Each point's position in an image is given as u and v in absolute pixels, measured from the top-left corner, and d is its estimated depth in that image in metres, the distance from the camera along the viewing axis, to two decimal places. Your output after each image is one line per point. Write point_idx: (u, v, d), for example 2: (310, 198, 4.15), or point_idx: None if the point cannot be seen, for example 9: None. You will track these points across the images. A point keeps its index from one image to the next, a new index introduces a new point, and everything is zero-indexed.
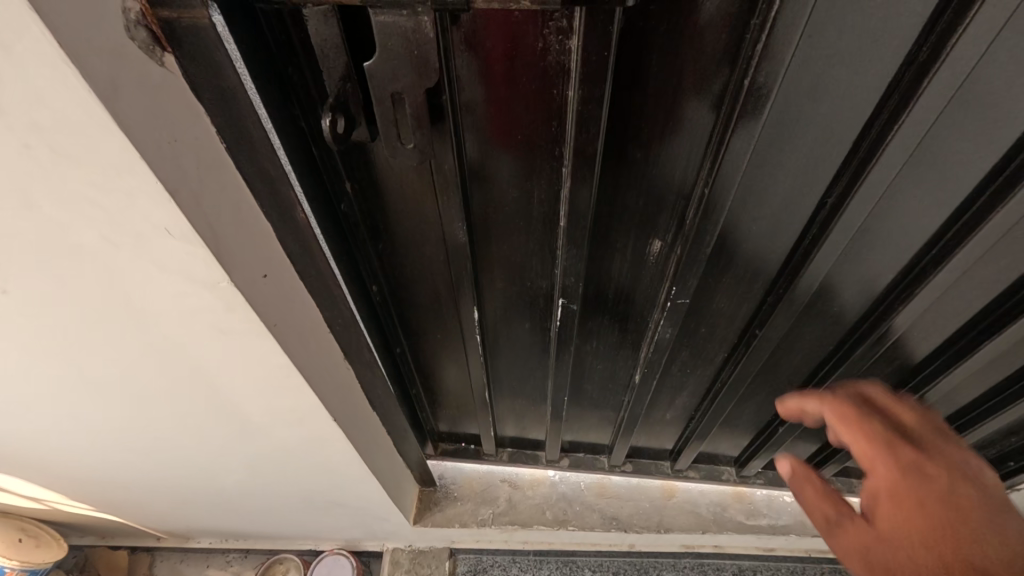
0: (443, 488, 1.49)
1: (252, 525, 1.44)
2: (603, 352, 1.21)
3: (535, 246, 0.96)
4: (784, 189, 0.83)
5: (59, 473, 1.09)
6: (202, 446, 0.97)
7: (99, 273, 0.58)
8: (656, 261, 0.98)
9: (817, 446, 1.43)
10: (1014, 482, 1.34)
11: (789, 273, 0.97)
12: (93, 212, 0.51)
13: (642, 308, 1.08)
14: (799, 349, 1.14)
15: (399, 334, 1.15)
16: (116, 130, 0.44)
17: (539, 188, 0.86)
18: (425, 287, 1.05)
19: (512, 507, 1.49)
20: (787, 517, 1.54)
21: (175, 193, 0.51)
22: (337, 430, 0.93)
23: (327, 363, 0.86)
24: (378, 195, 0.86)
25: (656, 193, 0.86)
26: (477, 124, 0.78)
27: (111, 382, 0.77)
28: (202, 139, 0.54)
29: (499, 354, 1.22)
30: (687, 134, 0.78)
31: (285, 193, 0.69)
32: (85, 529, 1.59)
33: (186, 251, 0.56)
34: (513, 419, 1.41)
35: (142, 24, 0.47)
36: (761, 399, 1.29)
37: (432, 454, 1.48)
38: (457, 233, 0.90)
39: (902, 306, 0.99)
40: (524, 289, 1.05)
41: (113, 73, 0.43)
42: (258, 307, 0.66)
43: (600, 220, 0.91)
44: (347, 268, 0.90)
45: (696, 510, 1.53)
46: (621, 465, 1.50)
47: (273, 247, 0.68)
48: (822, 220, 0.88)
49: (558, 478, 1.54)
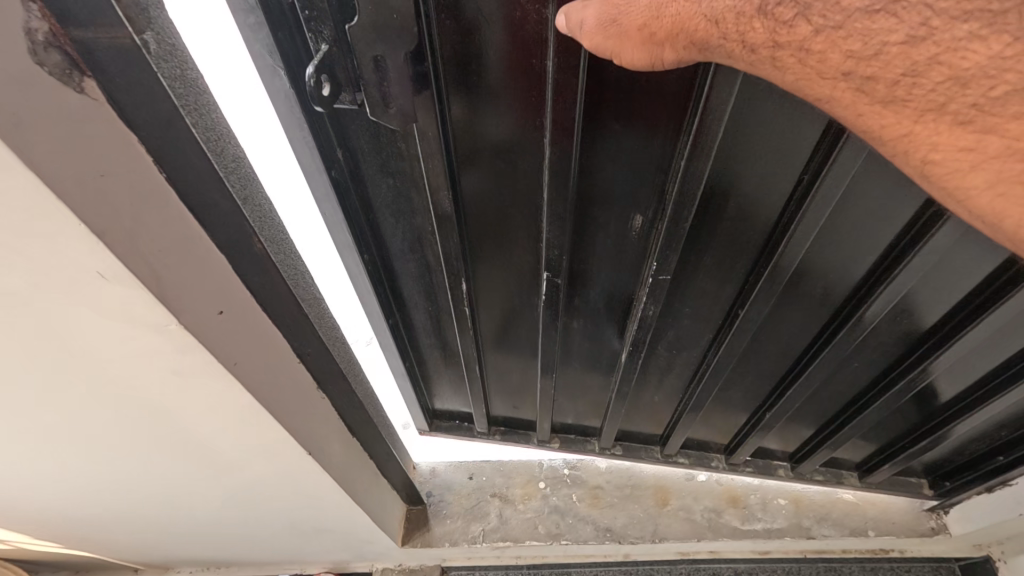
0: (432, 506, 1.38)
1: (233, 553, 1.37)
2: (584, 333, 1.12)
3: (523, 220, 0.87)
4: (760, 168, 0.75)
5: (17, 515, 1.01)
6: (166, 478, 0.89)
7: (30, 325, 0.51)
8: (640, 237, 0.88)
9: (810, 434, 1.35)
10: (1006, 478, 1.33)
11: (776, 246, 0.85)
12: (14, 260, 0.44)
13: (626, 285, 0.98)
14: (783, 331, 1.05)
15: (391, 309, 1.07)
16: (25, 174, 0.37)
17: (522, 160, 0.79)
18: (415, 262, 0.98)
19: (504, 523, 1.37)
20: (782, 519, 1.46)
21: (104, 235, 0.44)
22: (308, 459, 0.85)
23: (295, 391, 0.78)
24: (362, 165, 0.81)
25: (636, 168, 0.78)
26: (463, 95, 0.72)
27: (61, 426, 0.70)
28: (136, 171, 0.47)
29: (492, 337, 1.15)
30: (662, 109, 0.70)
31: (235, 220, 0.61)
32: (59, 565, 1.52)
33: (126, 295, 0.49)
34: (504, 400, 1.33)
35: (55, 46, 0.40)
36: (748, 381, 1.19)
37: (423, 429, 1.40)
38: (442, 203, 0.81)
39: (880, 288, 0.89)
40: (512, 267, 0.97)
41: (17, 109, 0.37)
42: (216, 348, 0.59)
43: (584, 196, 0.83)
44: (308, 287, 0.82)
45: (691, 517, 1.42)
46: (610, 448, 1.42)
47: (228, 278, 0.61)
48: (799, 198, 0.78)
49: (548, 488, 1.42)
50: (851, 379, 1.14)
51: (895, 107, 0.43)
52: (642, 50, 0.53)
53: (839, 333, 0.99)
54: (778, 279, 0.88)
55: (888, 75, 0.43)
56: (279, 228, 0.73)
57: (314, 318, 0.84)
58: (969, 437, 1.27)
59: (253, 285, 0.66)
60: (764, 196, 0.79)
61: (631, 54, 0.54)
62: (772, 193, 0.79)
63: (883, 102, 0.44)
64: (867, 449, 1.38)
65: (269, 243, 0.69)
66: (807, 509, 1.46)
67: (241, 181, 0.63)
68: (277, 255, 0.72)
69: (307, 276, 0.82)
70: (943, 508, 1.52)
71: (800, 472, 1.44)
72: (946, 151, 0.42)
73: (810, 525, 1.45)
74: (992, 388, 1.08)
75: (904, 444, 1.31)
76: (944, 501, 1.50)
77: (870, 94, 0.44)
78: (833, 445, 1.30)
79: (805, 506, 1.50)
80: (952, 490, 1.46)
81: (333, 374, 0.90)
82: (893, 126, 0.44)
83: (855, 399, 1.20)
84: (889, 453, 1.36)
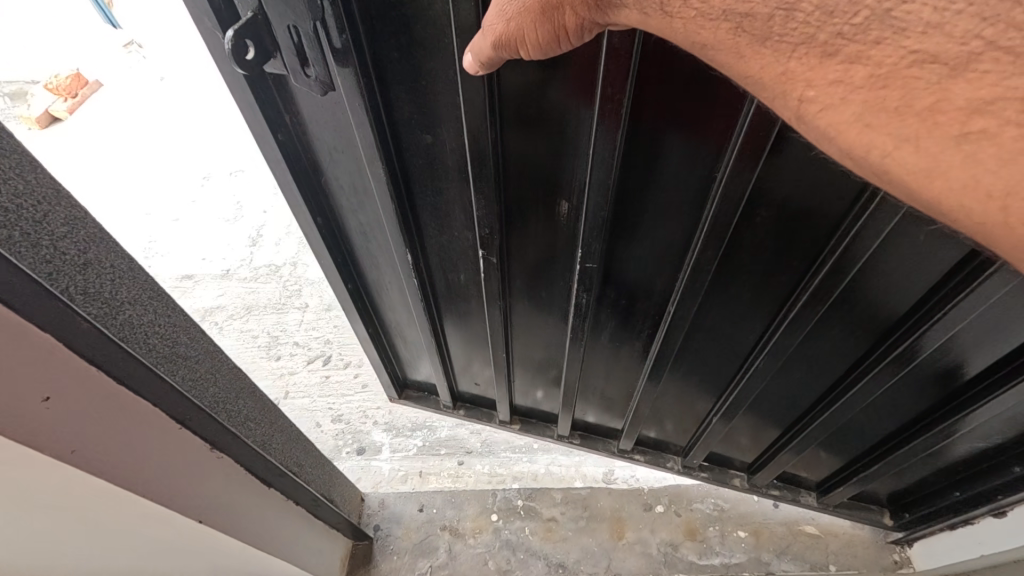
0: (379, 540, 1.27)
1: None
2: (518, 320, 0.99)
3: (460, 209, 0.78)
4: (672, 155, 0.62)
5: None
6: None
7: None
8: (568, 226, 0.76)
9: (759, 450, 1.13)
10: (969, 518, 1.10)
11: (694, 243, 0.70)
12: None
13: (562, 281, 0.86)
14: (712, 327, 0.84)
15: (353, 272, 0.98)
16: None
17: (448, 139, 0.69)
18: (363, 244, 0.90)
19: (453, 558, 1.24)
20: (740, 554, 1.27)
21: None
22: (205, 529, 0.73)
23: (183, 460, 0.67)
24: (313, 138, 0.73)
25: (554, 153, 0.68)
26: (402, 77, 0.64)
27: None
28: None
29: (449, 319, 1.05)
30: (569, 83, 0.59)
31: (43, 301, 0.46)
32: None
33: None
34: (467, 378, 1.22)
35: None
36: (685, 377, 0.98)
37: (394, 398, 1.37)
38: (377, 172, 0.71)
39: (825, 268, 0.66)
40: (462, 258, 0.87)
41: None
42: (42, 438, 0.48)
43: (510, 181, 0.73)
44: (194, 339, 0.67)
45: (646, 551, 1.26)
46: (569, 436, 1.29)
47: (63, 354, 0.49)
48: (714, 198, 0.64)
49: (502, 522, 1.29)
50: (791, 387, 0.90)
51: (772, 46, 0.37)
52: (541, 25, 0.46)
53: (778, 331, 0.78)
54: (700, 282, 0.73)
55: (761, 12, 0.37)
56: (139, 285, 0.57)
57: (180, 393, 0.63)
58: (951, 461, 1.00)
59: (97, 361, 0.52)
60: (677, 188, 0.66)
61: (533, 33, 0.46)
62: (687, 185, 0.65)
63: (761, 40, 0.38)
64: (831, 464, 1.09)
65: (118, 314, 0.54)
66: (768, 541, 1.29)
67: (80, 247, 0.49)
68: (121, 331, 0.54)
69: (179, 330, 0.64)
70: (907, 541, 1.27)
71: (755, 485, 1.22)
72: (819, 87, 0.36)
73: (770, 560, 1.27)
74: (952, 418, 0.82)
75: (856, 467, 1.05)
76: (908, 532, 1.24)
77: (751, 33, 0.38)
78: (777, 466, 1.09)
79: (766, 538, 1.30)
80: (914, 524, 1.21)
81: (238, 436, 0.75)
82: (772, 67, 0.38)
83: (797, 418, 0.97)
84: (839, 475, 1.11)
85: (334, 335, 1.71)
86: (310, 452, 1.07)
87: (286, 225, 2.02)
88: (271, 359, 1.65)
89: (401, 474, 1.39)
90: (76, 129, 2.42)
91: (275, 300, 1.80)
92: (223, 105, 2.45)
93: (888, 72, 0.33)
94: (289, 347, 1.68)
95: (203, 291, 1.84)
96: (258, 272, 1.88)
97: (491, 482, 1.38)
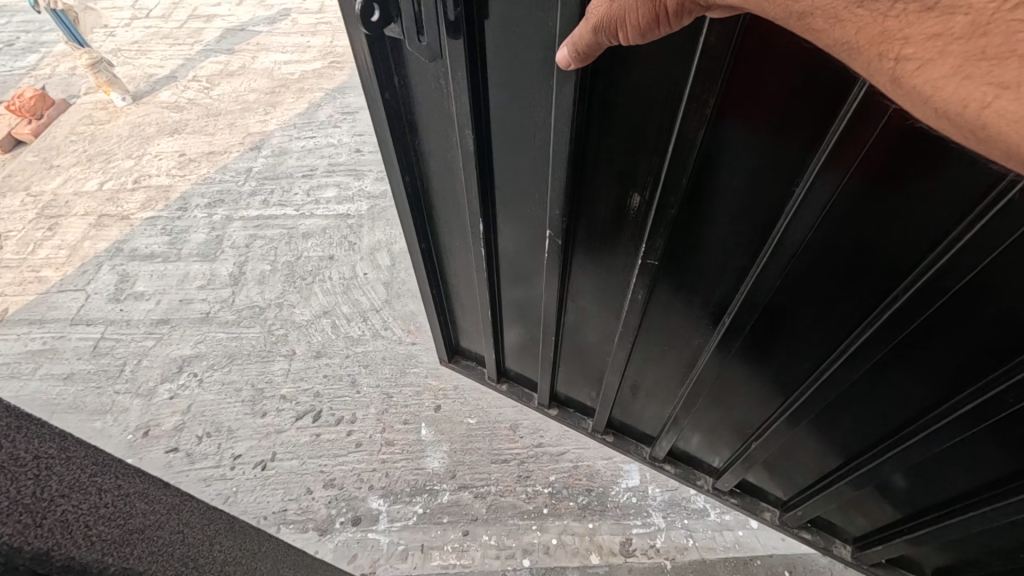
0: None
1: None
2: (571, 309, 1.04)
3: (535, 193, 0.83)
4: (754, 160, 0.62)
5: None
6: None
7: None
8: (636, 219, 0.77)
9: (805, 486, 1.09)
10: None
11: (764, 252, 0.69)
12: None
13: (620, 276, 0.89)
14: (772, 344, 0.81)
15: (427, 233, 1.08)
16: None
17: (530, 124, 0.73)
18: (442, 206, 0.99)
19: None
20: None
21: None
22: None
23: None
24: (414, 102, 0.82)
25: (633, 147, 0.69)
26: (499, 68, 0.70)
27: None
28: None
29: (507, 295, 1.12)
30: (660, 77, 0.60)
31: None
32: None
33: None
34: (517, 356, 1.33)
35: None
36: (735, 393, 0.96)
37: (444, 360, 1.55)
38: (465, 140, 0.79)
39: (908, 292, 0.63)
40: (530, 237, 0.93)
41: None
42: None
43: (585, 169, 0.75)
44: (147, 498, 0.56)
45: None
46: (601, 433, 1.36)
47: None
48: (794, 206, 0.62)
49: None
50: (850, 423, 0.86)
51: (869, 7, 0.37)
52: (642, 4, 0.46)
53: (841, 349, 0.75)
54: (763, 289, 0.73)
55: None
56: (77, 467, 0.47)
57: None
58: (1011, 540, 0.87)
59: None
60: (753, 197, 0.65)
61: (634, 11, 0.47)
62: (767, 193, 0.64)
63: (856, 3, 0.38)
64: (882, 515, 1.03)
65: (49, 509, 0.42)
66: None
67: None
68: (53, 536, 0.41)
69: (131, 501, 0.52)
70: None
71: (785, 521, 1.21)
72: (917, 44, 0.36)
73: None
74: None
75: (903, 527, 1.00)
76: None
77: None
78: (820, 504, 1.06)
79: None
80: None
81: None
82: (867, 27, 0.38)
83: (855, 462, 0.91)
84: (887, 532, 1.05)
85: (325, 387, 1.56)
86: (304, 563, 0.97)
87: (270, 261, 1.90)
88: (256, 416, 1.50)
89: (401, 550, 1.25)
90: (40, 149, 2.41)
91: (258, 348, 1.66)
92: (193, 125, 2.44)
93: (991, 17, 0.33)
94: (275, 403, 1.52)
95: (180, 338, 1.70)
96: (241, 315, 1.75)
97: (500, 556, 1.23)
